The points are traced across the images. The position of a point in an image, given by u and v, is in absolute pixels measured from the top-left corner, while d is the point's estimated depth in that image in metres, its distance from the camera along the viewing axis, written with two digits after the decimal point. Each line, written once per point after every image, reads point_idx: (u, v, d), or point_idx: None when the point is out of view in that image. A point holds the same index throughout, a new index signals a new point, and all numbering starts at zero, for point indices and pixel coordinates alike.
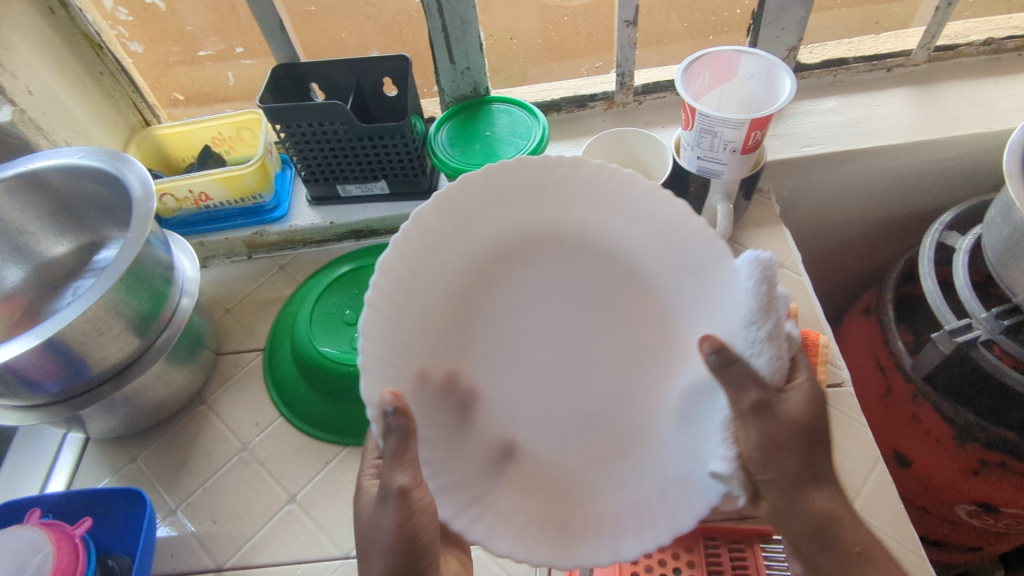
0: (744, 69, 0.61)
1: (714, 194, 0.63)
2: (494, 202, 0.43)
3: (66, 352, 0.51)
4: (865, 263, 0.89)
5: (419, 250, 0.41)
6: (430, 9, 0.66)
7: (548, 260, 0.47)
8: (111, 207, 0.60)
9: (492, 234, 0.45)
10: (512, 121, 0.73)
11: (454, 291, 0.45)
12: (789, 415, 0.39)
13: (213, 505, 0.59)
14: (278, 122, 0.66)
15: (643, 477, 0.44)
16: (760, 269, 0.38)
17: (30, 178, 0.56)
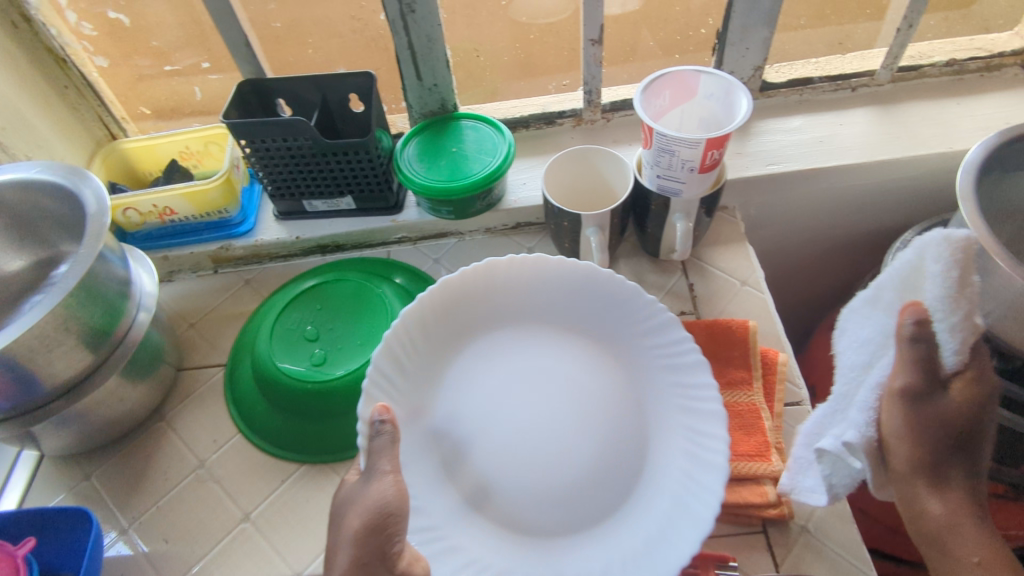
0: (704, 89, 0.61)
1: (674, 211, 0.63)
2: (467, 298, 0.58)
3: (14, 367, 0.50)
4: (833, 279, 0.90)
5: (415, 341, 0.56)
6: (396, 27, 0.67)
7: (511, 337, 0.59)
8: (67, 222, 0.60)
9: (468, 320, 0.58)
10: (479, 138, 0.73)
11: (444, 373, 0.57)
12: (942, 412, 0.44)
13: (166, 524, 0.59)
14: (242, 138, 0.66)
15: (645, 506, 0.50)
16: (956, 247, 0.41)
17: None
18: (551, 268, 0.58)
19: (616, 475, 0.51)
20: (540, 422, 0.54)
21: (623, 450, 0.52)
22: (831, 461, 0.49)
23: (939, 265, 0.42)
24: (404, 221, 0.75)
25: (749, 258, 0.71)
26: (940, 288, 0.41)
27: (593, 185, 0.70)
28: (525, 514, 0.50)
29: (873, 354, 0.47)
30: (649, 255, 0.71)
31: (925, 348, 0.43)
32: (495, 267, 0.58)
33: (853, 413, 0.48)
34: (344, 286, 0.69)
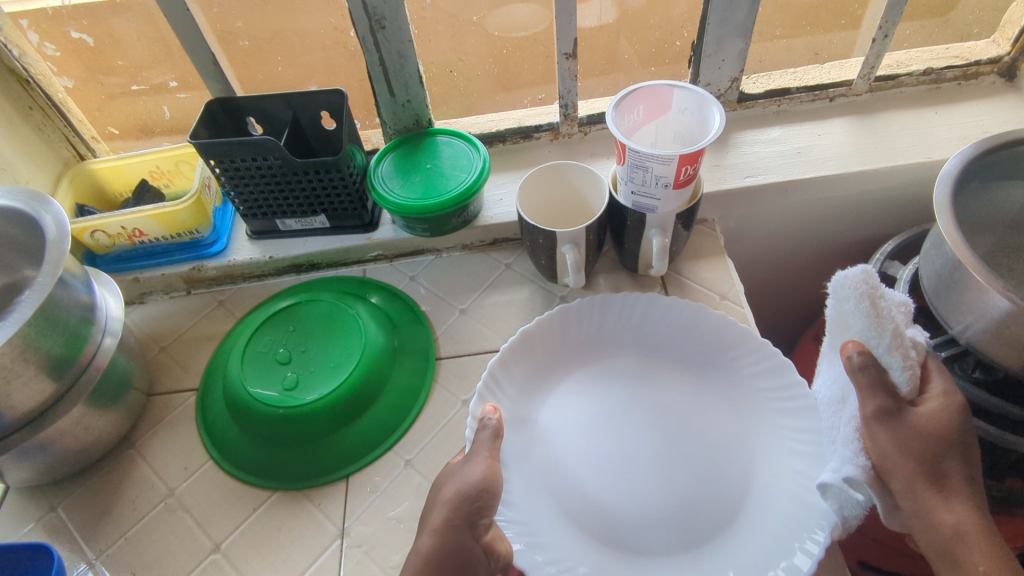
0: (678, 103, 0.60)
1: (650, 228, 0.62)
2: (576, 330, 0.64)
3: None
4: (816, 289, 0.89)
5: (525, 362, 0.62)
6: (366, 43, 0.66)
7: (628, 368, 0.63)
8: (27, 247, 0.58)
9: (571, 349, 0.64)
10: (454, 153, 0.72)
11: (553, 396, 0.61)
12: (918, 424, 0.46)
13: (133, 557, 0.57)
14: (212, 158, 0.65)
15: (751, 529, 0.52)
16: (864, 284, 0.47)
17: None
18: (673, 306, 0.64)
19: (719, 494, 0.54)
20: (636, 440, 0.58)
21: (720, 472, 0.55)
22: (834, 495, 0.49)
23: (852, 301, 0.47)
24: (379, 238, 0.73)
25: (729, 272, 0.70)
26: (863, 316, 0.47)
27: (569, 200, 0.69)
28: (624, 523, 0.53)
29: (842, 390, 0.51)
30: (627, 270, 0.70)
31: (876, 370, 0.47)
32: (605, 304, 0.65)
33: (840, 447, 0.50)
34: (317, 306, 0.68)
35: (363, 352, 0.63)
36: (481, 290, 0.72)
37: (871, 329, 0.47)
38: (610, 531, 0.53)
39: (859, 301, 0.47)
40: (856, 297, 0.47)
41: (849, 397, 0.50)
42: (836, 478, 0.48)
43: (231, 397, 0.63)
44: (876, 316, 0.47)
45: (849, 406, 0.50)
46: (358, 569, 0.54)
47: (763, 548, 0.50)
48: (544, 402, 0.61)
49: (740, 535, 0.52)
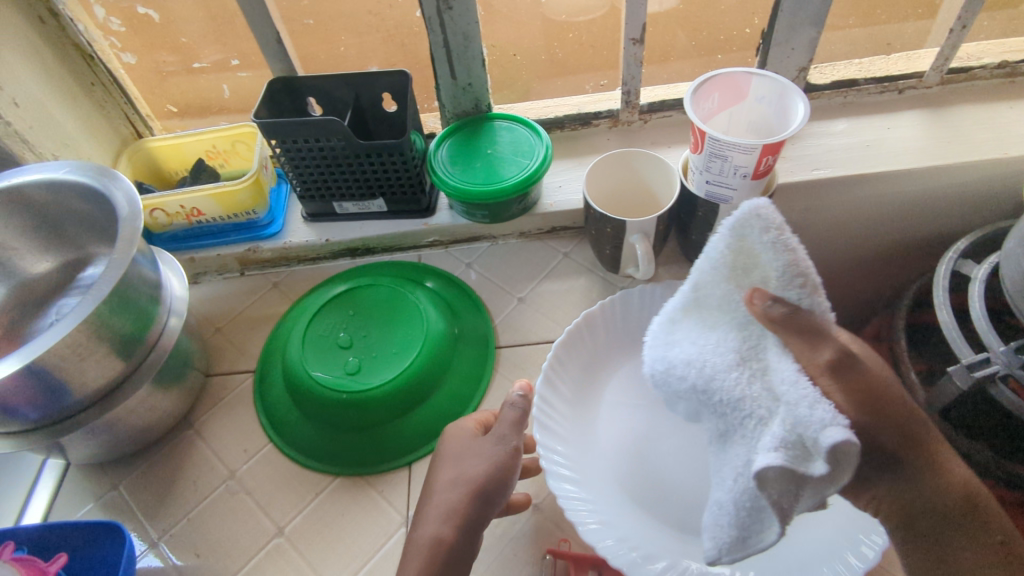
0: (756, 91, 0.59)
1: (723, 219, 0.61)
2: (638, 315, 0.63)
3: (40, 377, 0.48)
4: (873, 286, 0.87)
5: (589, 345, 0.61)
6: (432, 25, 0.65)
7: None
8: (101, 222, 0.57)
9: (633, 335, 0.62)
10: (515, 139, 0.71)
11: (616, 382, 0.60)
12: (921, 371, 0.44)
13: (196, 538, 0.57)
14: (273, 137, 0.64)
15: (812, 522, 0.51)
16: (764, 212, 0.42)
17: (14, 192, 0.54)
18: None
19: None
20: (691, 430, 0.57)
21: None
22: (775, 481, 0.37)
23: (765, 235, 0.43)
24: (436, 224, 0.72)
25: None
26: (778, 255, 0.42)
27: (635, 189, 0.67)
28: (685, 509, 0.52)
29: (700, 354, 0.45)
30: (691, 262, 0.69)
31: (803, 314, 0.42)
32: (668, 288, 0.63)
33: (772, 425, 0.39)
34: (377, 291, 0.67)
35: (424, 339, 0.63)
36: (539, 281, 0.71)
37: (785, 274, 0.42)
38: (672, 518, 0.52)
39: (767, 237, 0.43)
40: (759, 234, 0.43)
41: (714, 357, 0.44)
42: (778, 450, 0.37)
43: (294, 379, 0.62)
44: (789, 252, 0.42)
45: (719, 364, 0.43)
46: None
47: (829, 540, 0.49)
48: (606, 385, 0.60)
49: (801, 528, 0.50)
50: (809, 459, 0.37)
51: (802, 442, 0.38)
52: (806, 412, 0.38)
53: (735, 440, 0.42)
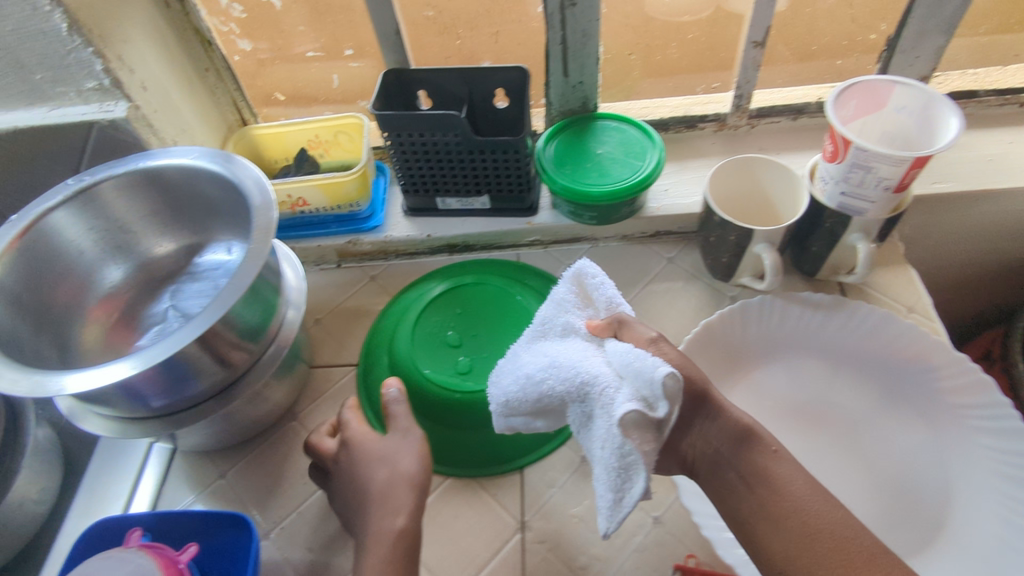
0: (897, 100, 0.56)
1: (852, 232, 0.59)
2: (755, 329, 0.61)
3: (170, 366, 0.48)
4: (974, 305, 0.85)
5: (707, 358, 0.60)
6: (553, 20, 0.63)
7: (809, 374, 0.60)
8: (229, 210, 0.58)
9: (749, 349, 0.61)
10: (625, 140, 0.70)
11: (736, 396, 0.59)
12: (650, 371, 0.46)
13: (309, 532, 0.57)
14: (388, 130, 0.63)
15: (953, 555, 0.48)
16: (581, 269, 0.51)
17: (147, 173, 0.55)
18: (859, 308, 0.60)
19: (918, 512, 0.51)
20: (817, 451, 0.57)
21: (913, 490, 0.53)
22: (633, 424, 0.42)
23: (567, 287, 0.52)
24: (540, 223, 0.71)
25: (914, 283, 0.66)
26: (603, 299, 0.51)
27: (751, 196, 0.66)
28: None
29: (549, 361, 0.49)
30: (803, 274, 0.67)
31: (619, 325, 0.50)
32: (788, 302, 0.61)
33: (619, 392, 0.44)
34: (485, 291, 0.67)
35: None
36: (644, 285, 0.70)
37: (607, 305, 0.51)
38: None
39: (593, 285, 0.51)
40: (565, 284, 0.52)
41: (565, 359, 0.48)
42: (635, 400, 0.42)
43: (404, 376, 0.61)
44: (609, 295, 0.51)
45: (567, 369, 0.47)
46: (542, 566, 0.53)
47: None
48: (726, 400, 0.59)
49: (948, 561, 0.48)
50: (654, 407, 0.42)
51: (638, 395, 0.43)
52: (641, 365, 0.43)
53: (598, 417, 0.45)
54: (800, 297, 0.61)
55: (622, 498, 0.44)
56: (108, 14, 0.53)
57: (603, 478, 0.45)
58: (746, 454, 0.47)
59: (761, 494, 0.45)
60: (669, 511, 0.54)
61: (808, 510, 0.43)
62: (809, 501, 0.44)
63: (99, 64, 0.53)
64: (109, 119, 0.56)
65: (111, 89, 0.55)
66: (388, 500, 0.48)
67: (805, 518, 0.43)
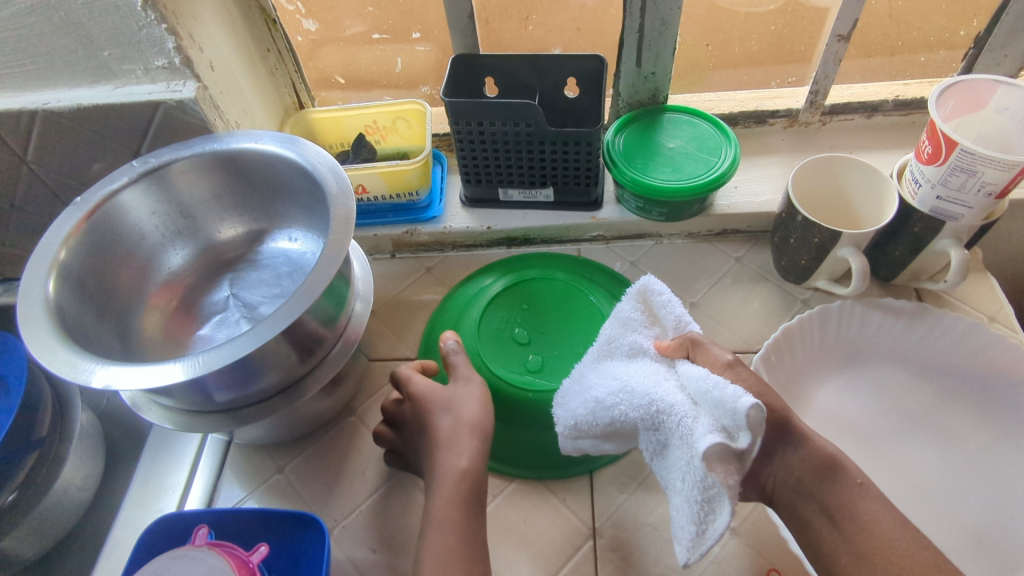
0: (999, 101, 0.54)
1: (943, 238, 0.56)
2: (832, 337, 0.59)
3: (242, 363, 0.45)
4: None
5: (787, 365, 0.57)
6: (632, 7, 0.61)
7: (889, 385, 0.58)
8: (302, 197, 0.56)
9: (826, 356, 0.59)
10: (698, 135, 0.67)
11: (815, 405, 0.57)
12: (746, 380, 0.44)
13: (372, 532, 0.55)
14: (456, 117, 0.61)
15: None
16: (644, 288, 0.49)
17: (222, 155, 0.53)
18: (946, 316, 0.57)
19: (1011, 538, 0.48)
20: (902, 468, 0.54)
21: (1008, 514, 0.49)
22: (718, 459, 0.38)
23: (632, 307, 0.50)
24: (605, 218, 0.69)
25: (997, 292, 0.63)
26: (672, 320, 0.48)
27: (830, 197, 0.64)
28: None
29: (620, 385, 0.46)
30: (879, 279, 0.65)
31: (690, 346, 0.47)
32: (870, 307, 0.59)
33: (697, 421, 0.40)
34: (551, 286, 0.65)
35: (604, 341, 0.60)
36: (710, 285, 0.67)
37: (676, 325, 0.48)
38: None
39: (660, 305, 0.49)
40: (630, 302, 0.50)
41: (637, 382, 0.45)
42: (715, 431, 0.38)
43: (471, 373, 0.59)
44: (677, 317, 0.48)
45: (639, 394, 0.44)
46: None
47: None
48: (804, 408, 0.57)
49: None
50: (733, 435, 0.38)
51: (715, 422, 0.39)
52: (719, 392, 0.39)
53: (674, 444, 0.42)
54: (880, 305, 0.59)
55: (703, 532, 0.39)
56: None
57: (680, 510, 0.41)
58: (832, 484, 0.44)
59: (848, 527, 0.42)
60: (747, 522, 0.52)
61: (890, 547, 0.40)
62: (894, 536, 0.41)
63: (172, 42, 0.51)
64: (176, 99, 0.53)
65: (181, 68, 0.53)
66: (455, 443, 0.50)
67: (892, 555, 0.40)
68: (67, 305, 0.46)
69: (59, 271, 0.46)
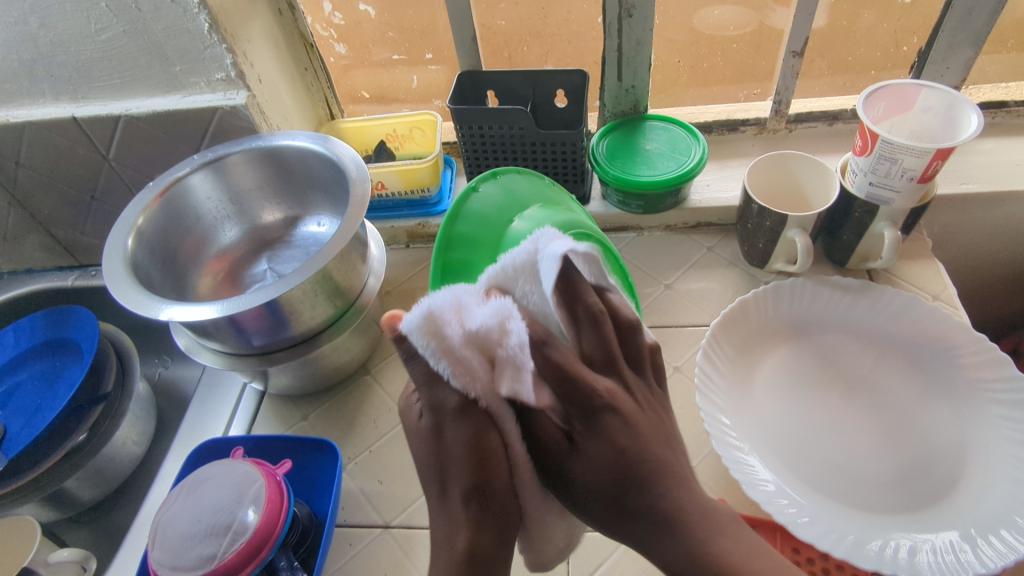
0: (923, 102, 0.62)
1: (880, 220, 0.65)
2: (791, 304, 0.67)
3: (274, 309, 0.56)
4: (1017, 305, 0.86)
5: (754, 323, 0.66)
6: (610, 29, 0.72)
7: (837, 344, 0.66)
8: (329, 186, 0.67)
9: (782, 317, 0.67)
10: (672, 139, 0.77)
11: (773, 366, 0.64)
12: None
13: (379, 467, 0.63)
14: (461, 122, 0.72)
15: (969, 503, 0.51)
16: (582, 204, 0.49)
17: (268, 149, 0.64)
18: (886, 291, 0.65)
19: (934, 476, 0.54)
20: (845, 415, 0.61)
21: (934, 453, 0.56)
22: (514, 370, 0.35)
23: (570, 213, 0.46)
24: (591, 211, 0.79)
25: (940, 275, 0.70)
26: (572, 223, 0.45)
27: (788, 189, 0.72)
28: (842, 475, 0.56)
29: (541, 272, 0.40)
30: (835, 264, 0.73)
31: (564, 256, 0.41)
32: (819, 284, 0.68)
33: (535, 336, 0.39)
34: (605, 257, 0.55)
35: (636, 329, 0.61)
36: (685, 269, 0.76)
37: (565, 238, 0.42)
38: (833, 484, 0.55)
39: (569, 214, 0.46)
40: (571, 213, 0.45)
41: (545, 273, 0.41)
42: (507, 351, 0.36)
43: None
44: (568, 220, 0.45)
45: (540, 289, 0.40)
46: None
47: (989, 515, 0.50)
48: (757, 364, 0.64)
49: (962, 508, 0.51)
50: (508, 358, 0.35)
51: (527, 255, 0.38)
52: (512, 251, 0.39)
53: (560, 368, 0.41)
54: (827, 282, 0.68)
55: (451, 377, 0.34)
56: (238, 17, 0.64)
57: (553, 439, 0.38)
58: None
59: None
60: (702, 463, 0.60)
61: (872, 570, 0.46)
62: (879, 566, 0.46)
63: (229, 58, 0.63)
64: (231, 104, 0.66)
65: (235, 80, 0.66)
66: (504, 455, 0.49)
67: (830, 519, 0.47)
68: (140, 259, 0.58)
69: (136, 233, 0.58)
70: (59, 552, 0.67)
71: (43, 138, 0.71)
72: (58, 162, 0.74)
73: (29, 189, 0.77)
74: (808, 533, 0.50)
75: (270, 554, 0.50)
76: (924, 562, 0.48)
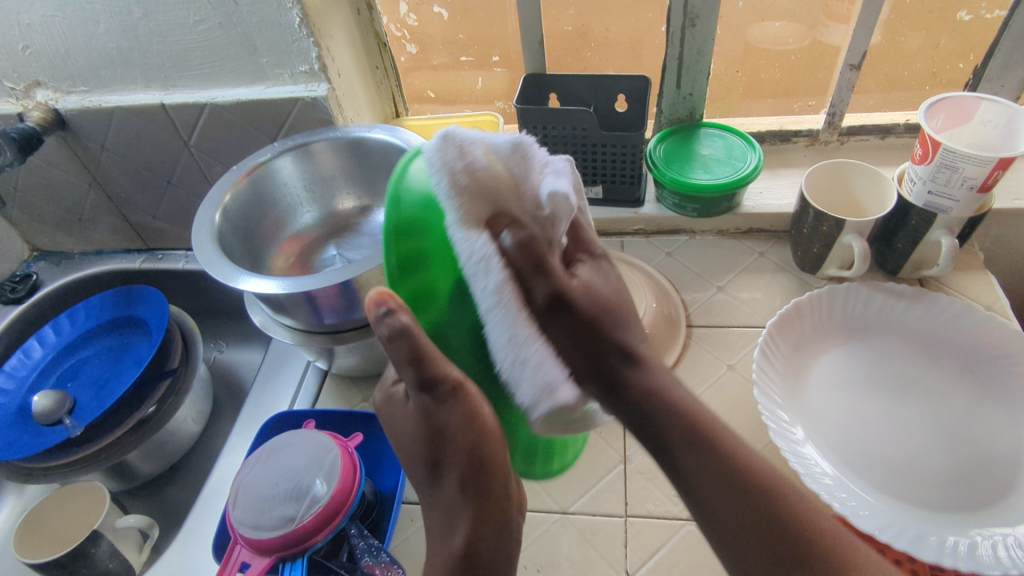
0: (982, 115, 0.64)
1: (937, 228, 0.66)
2: (843, 308, 0.69)
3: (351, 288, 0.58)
4: None
5: (807, 326, 0.68)
6: (673, 38, 0.75)
7: (892, 351, 0.67)
8: None
9: (836, 320, 0.68)
10: (728, 145, 0.79)
11: (826, 365, 0.66)
12: None
13: None
14: (525, 122, 0.75)
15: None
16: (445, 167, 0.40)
17: (347, 139, 0.67)
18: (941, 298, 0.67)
19: (990, 475, 0.55)
20: (898, 417, 0.62)
21: (992, 457, 0.56)
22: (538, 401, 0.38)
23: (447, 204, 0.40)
24: (646, 213, 0.81)
25: (992, 286, 0.71)
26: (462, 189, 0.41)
27: (842, 197, 0.74)
28: (896, 475, 0.57)
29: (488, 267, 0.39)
30: (886, 272, 0.74)
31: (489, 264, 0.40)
32: (873, 289, 0.69)
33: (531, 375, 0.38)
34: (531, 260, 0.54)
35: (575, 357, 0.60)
36: (738, 271, 0.78)
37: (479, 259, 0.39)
38: (890, 483, 0.56)
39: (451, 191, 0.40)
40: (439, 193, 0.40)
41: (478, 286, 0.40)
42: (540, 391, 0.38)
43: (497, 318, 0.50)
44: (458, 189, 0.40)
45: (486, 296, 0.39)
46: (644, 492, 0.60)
47: None
48: (811, 364, 0.65)
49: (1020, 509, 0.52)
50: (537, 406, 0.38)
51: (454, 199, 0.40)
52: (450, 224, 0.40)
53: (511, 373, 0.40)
54: (879, 291, 0.69)
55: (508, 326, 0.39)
56: (324, 14, 0.67)
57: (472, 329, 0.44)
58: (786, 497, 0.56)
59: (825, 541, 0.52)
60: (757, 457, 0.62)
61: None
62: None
63: (315, 52, 0.67)
64: (311, 96, 0.69)
65: (318, 73, 0.69)
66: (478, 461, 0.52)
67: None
68: (225, 233, 0.61)
69: (223, 209, 0.61)
70: (126, 517, 0.69)
71: (131, 121, 0.75)
72: (141, 146, 0.77)
73: (111, 172, 0.81)
74: (869, 525, 0.51)
75: (343, 521, 0.52)
76: (987, 554, 0.49)
